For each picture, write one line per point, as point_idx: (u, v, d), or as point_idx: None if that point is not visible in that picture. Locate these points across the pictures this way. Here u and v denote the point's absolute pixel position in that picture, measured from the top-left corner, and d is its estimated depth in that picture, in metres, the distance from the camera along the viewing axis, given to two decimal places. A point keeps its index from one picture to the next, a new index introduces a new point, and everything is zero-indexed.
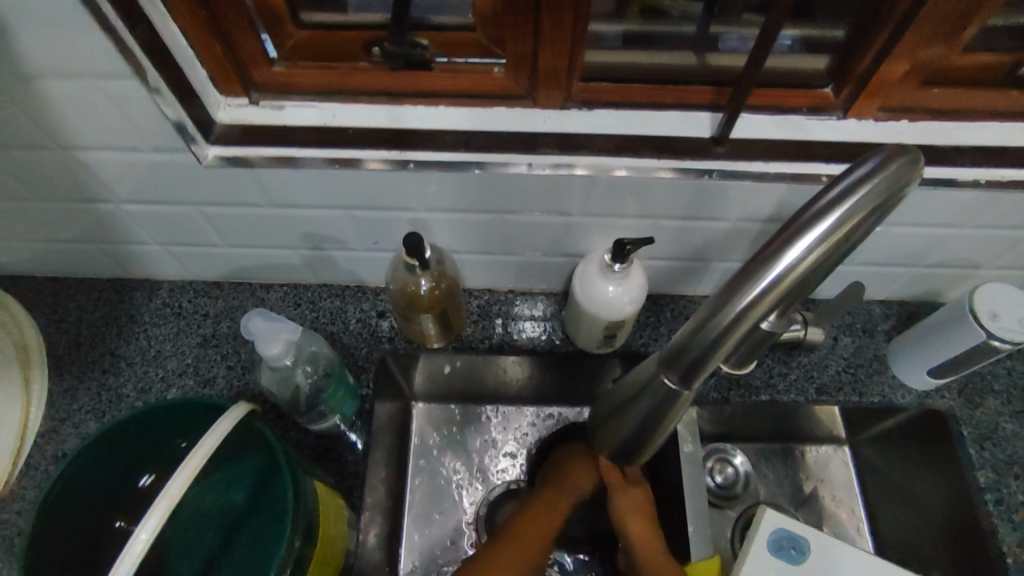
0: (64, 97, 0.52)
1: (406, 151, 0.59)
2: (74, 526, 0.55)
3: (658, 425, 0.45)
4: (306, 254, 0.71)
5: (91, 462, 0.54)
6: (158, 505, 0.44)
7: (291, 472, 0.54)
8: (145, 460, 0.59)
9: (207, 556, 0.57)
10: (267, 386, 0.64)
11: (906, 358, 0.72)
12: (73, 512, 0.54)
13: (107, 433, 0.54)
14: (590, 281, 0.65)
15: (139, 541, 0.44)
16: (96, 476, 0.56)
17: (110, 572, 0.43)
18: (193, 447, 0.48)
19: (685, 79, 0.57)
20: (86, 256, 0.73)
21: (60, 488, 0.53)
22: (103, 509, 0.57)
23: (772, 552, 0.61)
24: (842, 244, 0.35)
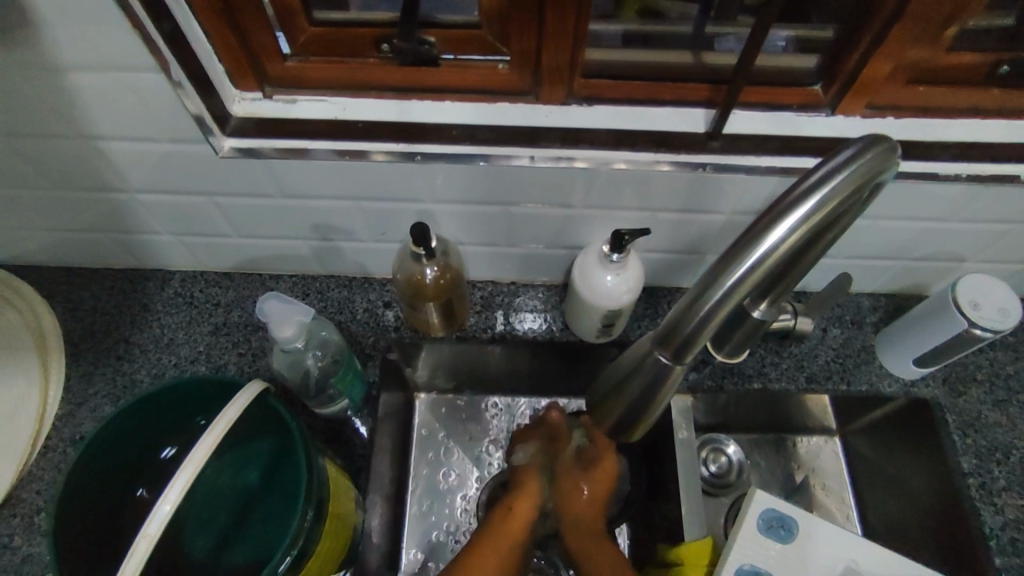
0: (89, 89, 0.55)
1: (414, 144, 0.61)
2: (94, 502, 0.57)
3: (652, 403, 0.47)
4: (314, 244, 0.74)
5: (111, 440, 0.57)
6: (184, 471, 0.47)
7: (304, 447, 0.56)
8: (162, 440, 0.61)
9: (221, 533, 0.60)
10: (278, 368, 0.67)
11: (894, 348, 0.74)
12: (95, 488, 0.56)
13: (127, 412, 0.57)
14: (589, 271, 0.67)
15: (167, 504, 0.46)
16: (115, 454, 0.58)
17: (139, 532, 0.45)
18: (216, 417, 0.50)
19: (681, 77, 0.60)
20: (100, 246, 0.75)
21: (83, 465, 0.55)
22: (122, 487, 0.59)
23: (762, 531, 0.63)
24: (820, 227, 0.38)
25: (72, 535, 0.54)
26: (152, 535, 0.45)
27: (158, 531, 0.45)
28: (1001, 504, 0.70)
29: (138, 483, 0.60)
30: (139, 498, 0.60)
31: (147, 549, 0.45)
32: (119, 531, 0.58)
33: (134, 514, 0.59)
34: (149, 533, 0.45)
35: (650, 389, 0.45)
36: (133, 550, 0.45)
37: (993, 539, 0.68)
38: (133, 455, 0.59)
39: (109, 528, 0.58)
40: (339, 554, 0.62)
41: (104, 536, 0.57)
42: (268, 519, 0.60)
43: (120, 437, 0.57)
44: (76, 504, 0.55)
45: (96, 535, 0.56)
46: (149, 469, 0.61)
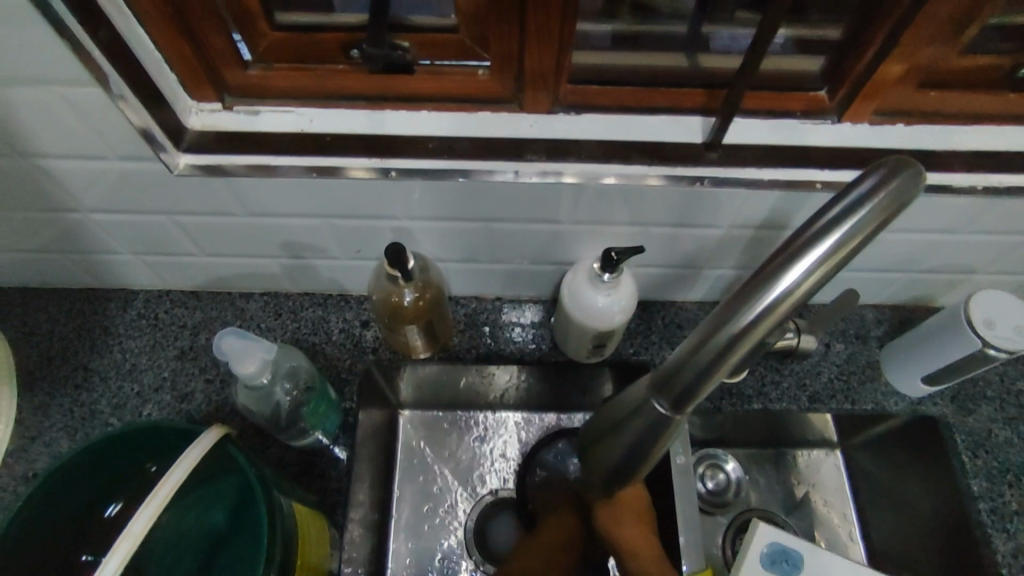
0: (21, 105, 0.49)
1: (388, 159, 0.56)
2: (38, 554, 0.52)
3: (647, 453, 0.43)
4: (286, 263, 0.68)
5: (58, 486, 0.52)
6: (120, 546, 0.44)
7: (264, 490, 0.52)
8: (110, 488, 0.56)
9: None
10: (245, 403, 0.61)
11: (899, 366, 0.71)
12: (29, 547, 0.51)
13: (78, 457, 0.52)
14: (578, 289, 0.63)
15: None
16: (56, 510, 0.53)
17: None
18: (160, 480, 0.47)
19: (676, 82, 0.56)
20: (53, 266, 0.70)
21: (26, 514, 0.50)
22: (67, 542, 0.54)
23: (766, 566, 0.60)
24: (840, 266, 0.34)
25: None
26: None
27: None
28: (1014, 529, 0.66)
29: (84, 541, 0.55)
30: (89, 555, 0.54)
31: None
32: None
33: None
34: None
35: (646, 436, 0.41)
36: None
37: (1006, 567, 0.64)
38: (79, 508, 0.55)
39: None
40: None
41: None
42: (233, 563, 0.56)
43: (58, 491, 0.52)
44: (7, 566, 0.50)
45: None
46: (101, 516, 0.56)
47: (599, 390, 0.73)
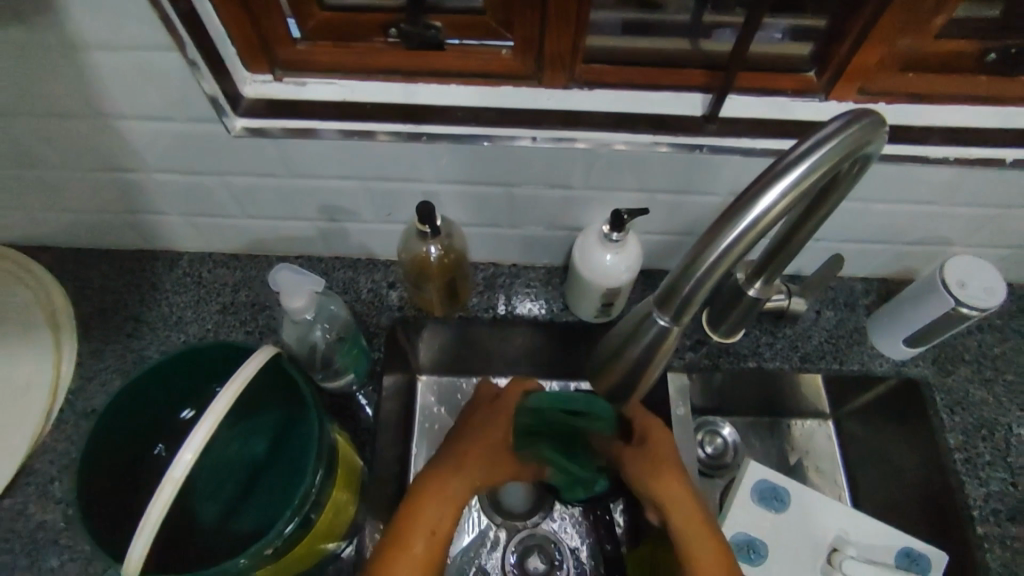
0: (105, 69, 0.56)
1: (420, 125, 0.63)
2: (116, 451, 0.57)
3: (651, 364, 0.48)
4: (322, 225, 0.75)
5: (137, 391, 0.57)
6: (204, 423, 0.44)
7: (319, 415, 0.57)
8: (182, 397, 0.61)
9: (232, 494, 0.63)
10: (287, 339, 0.68)
11: (883, 329, 0.77)
12: (110, 458, 0.56)
13: (157, 366, 0.56)
14: (588, 249, 0.69)
15: (185, 456, 0.44)
16: (129, 423, 0.58)
17: (151, 495, 0.43)
18: (231, 376, 0.48)
19: (678, 62, 0.63)
20: (109, 226, 0.76)
21: (110, 413, 0.55)
22: (140, 452, 0.60)
23: (756, 501, 0.68)
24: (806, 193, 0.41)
25: (99, 505, 0.54)
26: (176, 478, 0.43)
27: (185, 472, 0.43)
28: (985, 478, 0.72)
29: (157, 437, 0.61)
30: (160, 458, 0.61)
31: (173, 491, 0.43)
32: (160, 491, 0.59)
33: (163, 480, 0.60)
34: (174, 476, 0.43)
35: (652, 348, 0.47)
36: (155, 496, 0.43)
37: (977, 510, 0.70)
38: (146, 423, 0.60)
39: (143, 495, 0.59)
40: (347, 517, 0.66)
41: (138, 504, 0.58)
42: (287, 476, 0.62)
43: (129, 407, 0.57)
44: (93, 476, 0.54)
45: (127, 502, 0.57)
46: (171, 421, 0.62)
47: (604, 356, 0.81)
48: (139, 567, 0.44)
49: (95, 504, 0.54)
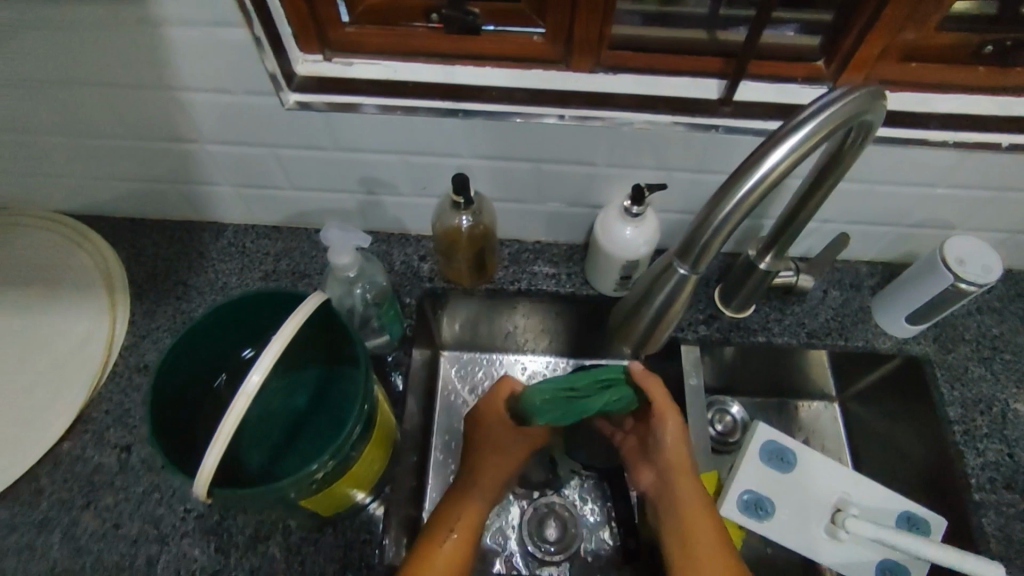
0: (177, 44, 0.61)
1: (458, 102, 0.68)
2: (184, 380, 0.62)
3: (671, 309, 0.55)
4: (361, 198, 0.81)
5: (206, 329, 0.62)
6: (272, 345, 0.49)
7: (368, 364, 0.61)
8: (245, 338, 0.66)
9: (281, 435, 0.68)
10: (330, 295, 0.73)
11: (887, 308, 0.81)
12: (179, 385, 0.61)
13: (226, 308, 0.61)
14: (609, 223, 0.74)
15: (255, 376, 0.48)
16: (198, 357, 0.63)
17: (229, 405, 0.47)
18: (297, 307, 0.53)
19: (696, 50, 0.68)
20: (162, 196, 0.82)
21: (182, 344, 0.60)
22: (204, 384, 0.65)
23: (763, 461, 0.72)
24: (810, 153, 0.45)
25: (167, 425, 0.59)
26: (250, 390, 0.47)
27: (256, 386, 0.47)
28: (982, 448, 0.76)
29: (220, 370, 0.66)
30: (220, 390, 0.66)
31: (246, 405, 0.47)
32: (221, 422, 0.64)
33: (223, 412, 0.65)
34: (247, 389, 0.47)
35: (673, 293, 0.53)
36: (231, 407, 0.47)
37: (973, 477, 0.74)
38: (212, 359, 0.65)
39: (204, 422, 0.64)
40: (376, 472, 0.67)
41: (199, 430, 0.63)
42: (334, 420, 0.67)
43: (199, 341, 0.62)
44: (165, 398, 0.60)
45: (190, 426, 0.63)
46: (234, 360, 0.67)
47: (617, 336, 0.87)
48: (212, 476, 0.48)
49: (164, 423, 0.59)
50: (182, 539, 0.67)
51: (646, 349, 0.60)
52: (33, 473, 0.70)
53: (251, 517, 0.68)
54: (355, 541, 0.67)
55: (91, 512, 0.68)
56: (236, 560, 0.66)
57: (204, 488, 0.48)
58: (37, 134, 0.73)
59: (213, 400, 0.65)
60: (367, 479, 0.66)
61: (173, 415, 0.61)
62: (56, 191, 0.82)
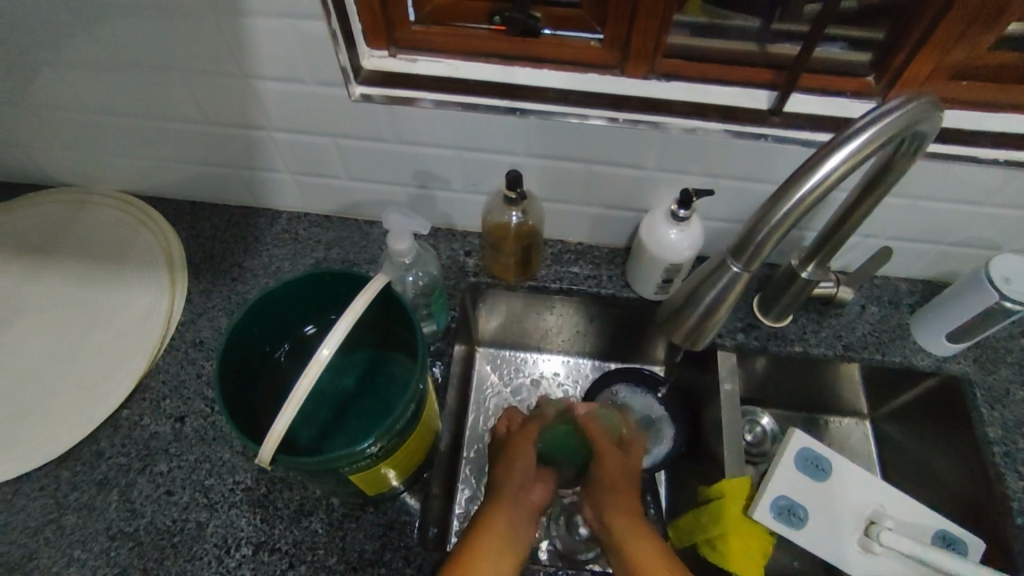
0: (259, 35, 0.65)
1: (516, 102, 0.71)
2: (250, 346, 0.65)
3: (724, 302, 0.56)
4: (413, 191, 0.84)
5: (277, 301, 0.65)
6: (344, 319, 0.52)
7: (424, 354, 0.63)
8: (308, 315, 0.69)
9: (330, 410, 0.70)
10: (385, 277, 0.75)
11: (926, 324, 0.81)
12: (244, 356, 0.64)
13: (298, 283, 0.64)
14: (655, 226, 0.76)
15: (326, 348, 0.50)
16: (262, 329, 0.66)
17: (301, 375, 0.49)
18: (364, 288, 0.56)
19: (749, 60, 0.69)
20: (224, 181, 0.86)
21: (256, 311, 0.63)
22: (265, 354, 0.68)
23: (799, 467, 0.73)
24: (864, 162, 0.46)
25: (232, 394, 0.62)
26: (323, 361, 0.49)
27: (329, 357, 0.50)
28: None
29: (282, 343, 0.69)
30: (280, 362, 0.69)
31: (317, 374, 0.50)
32: (280, 393, 0.67)
33: (281, 383, 0.68)
34: (320, 359, 0.49)
35: (731, 285, 0.54)
36: (305, 373, 0.49)
37: (1015, 500, 0.73)
38: (274, 333, 0.68)
39: (265, 393, 0.67)
40: (417, 461, 0.69)
41: (259, 399, 0.66)
42: (386, 399, 0.70)
43: (264, 315, 0.65)
44: (232, 361, 0.63)
45: (250, 395, 0.66)
46: (295, 333, 0.69)
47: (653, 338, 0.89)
48: (278, 441, 0.50)
49: (229, 388, 0.62)
50: (231, 508, 0.69)
51: (692, 345, 0.62)
52: (94, 436, 0.74)
53: (296, 493, 0.70)
54: (396, 521, 0.69)
55: (146, 477, 0.71)
56: (281, 532, 0.68)
57: (269, 452, 0.50)
58: (117, 115, 0.77)
59: (272, 372, 0.68)
60: (409, 465, 0.67)
61: (237, 384, 0.64)
62: (127, 171, 0.87)
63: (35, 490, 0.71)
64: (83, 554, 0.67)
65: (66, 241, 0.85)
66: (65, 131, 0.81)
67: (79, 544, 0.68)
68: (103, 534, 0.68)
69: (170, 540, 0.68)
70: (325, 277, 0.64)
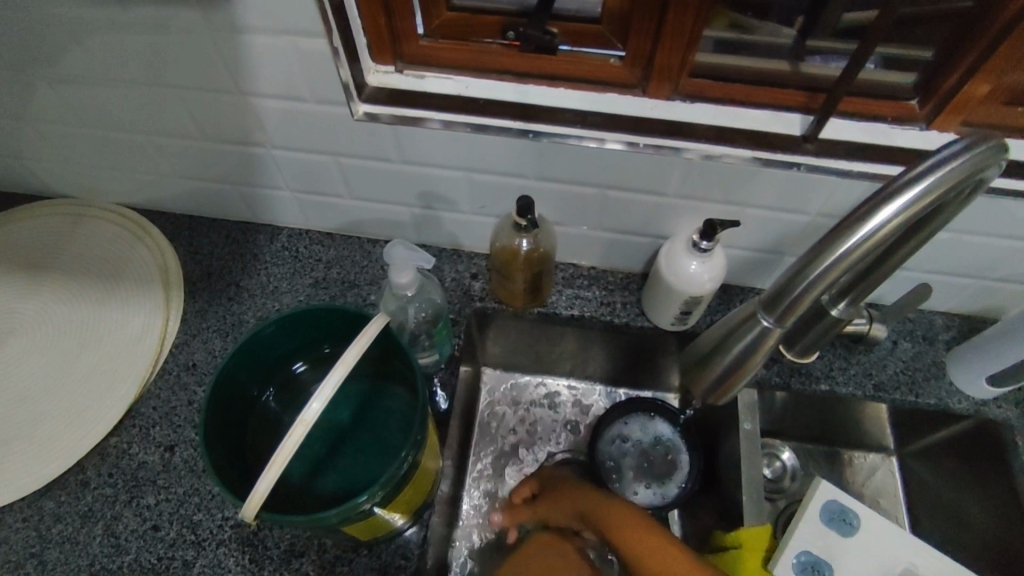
0: (257, 49, 0.61)
1: (529, 123, 0.66)
2: (239, 383, 0.61)
3: (755, 351, 0.54)
4: (418, 212, 0.80)
5: (268, 335, 0.61)
6: (335, 371, 0.49)
7: (423, 394, 0.58)
8: (303, 348, 0.65)
9: (323, 447, 0.66)
10: (383, 307, 0.71)
11: (964, 364, 0.76)
12: (230, 399, 0.61)
13: (292, 317, 0.60)
14: (675, 256, 0.72)
15: (315, 403, 0.47)
16: (250, 368, 0.62)
17: (288, 432, 0.46)
18: (361, 331, 0.52)
19: (783, 82, 0.64)
20: (224, 196, 0.82)
21: (244, 347, 0.59)
22: (256, 389, 0.64)
23: (824, 521, 0.68)
24: (918, 214, 0.43)
25: (218, 440, 0.58)
26: (310, 418, 0.46)
27: (316, 414, 0.47)
28: None
29: (273, 378, 0.65)
30: (269, 404, 0.65)
31: (304, 432, 0.47)
32: (271, 437, 0.64)
33: (273, 425, 0.64)
34: (307, 418, 0.46)
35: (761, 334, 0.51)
36: (290, 433, 0.46)
37: None
38: (264, 370, 0.64)
39: (255, 435, 0.63)
40: (417, 502, 0.65)
41: (249, 444, 0.63)
42: (385, 436, 0.66)
43: (254, 351, 0.61)
44: (219, 400, 0.59)
45: (241, 434, 0.62)
46: (289, 366, 0.66)
47: (664, 369, 0.85)
48: (263, 500, 0.47)
49: (216, 430, 0.58)
50: (218, 547, 0.66)
51: (718, 393, 0.61)
52: (80, 465, 0.71)
53: (287, 532, 0.67)
54: (390, 566, 0.66)
55: (132, 510, 0.68)
56: (270, 574, 0.65)
57: (253, 511, 0.47)
58: (112, 128, 0.74)
59: (264, 408, 0.65)
60: (407, 509, 0.63)
61: (226, 428, 0.60)
62: (124, 184, 0.83)
63: (18, 521, 0.68)
64: None
65: (60, 256, 0.82)
66: (60, 143, 0.77)
67: None
68: (85, 570, 0.65)
69: None
70: (316, 312, 0.60)
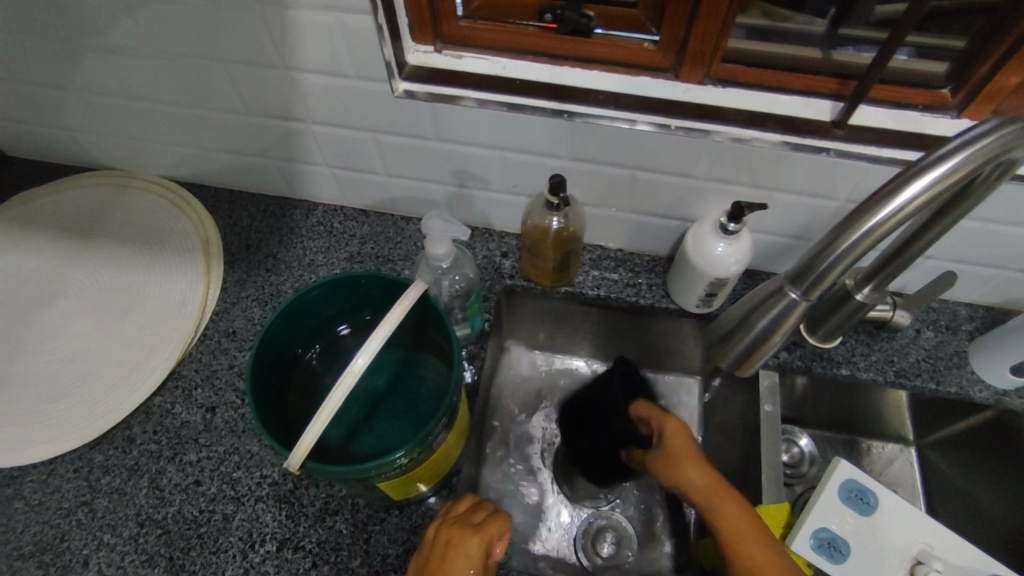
0: (305, 24, 0.63)
1: (564, 104, 0.68)
2: (283, 345, 0.64)
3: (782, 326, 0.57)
4: (451, 190, 0.82)
5: (311, 300, 0.64)
6: (380, 329, 0.51)
7: (459, 360, 0.61)
8: (343, 314, 0.68)
9: (359, 411, 0.69)
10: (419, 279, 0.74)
11: (986, 354, 0.76)
12: (275, 358, 0.64)
13: (332, 283, 0.63)
14: (702, 239, 0.73)
15: (361, 358, 0.50)
16: (294, 330, 0.65)
17: (335, 387, 0.49)
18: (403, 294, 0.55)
19: (815, 69, 0.65)
20: (264, 171, 0.85)
21: (289, 309, 0.62)
22: (299, 352, 0.67)
23: (842, 499, 0.70)
24: (945, 192, 0.44)
25: (264, 398, 0.61)
26: (357, 371, 0.49)
27: (363, 368, 0.50)
28: None
29: (313, 342, 0.68)
30: (309, 366, 0.68)
31: (352, 384, 0.49)
32: (310, 397, 0.67)
33: (312, 387, 0.67)
34: (354, 370, 0.49)
35: None
36: (337, 384, 0.49)
37: None
38: (307, 334, 0.67)
39: (296, 396, 0.66)
40: (449, 465, 0.68)
41: (290, 402, 0.66)
42: (417, 403, 0.69)
43: (298, 315, 0.64)
44: (265, 360, 0.62)
45: (283, 394, 0.65)
46: (331, 331, 0.69)
47: (685, 351, 0.87)
48: (309, 449, 0.49)
49: (263, 387, 0.61)
50: (256, 503, 0.69)
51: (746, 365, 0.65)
52: (126, 422, 0.74)
53: (321, 492, 0.70)
54: (420, 526, 0.68)
55: (175, 465, 0.72)
56: (305, 530, 0.68)
57: (299, 460, 0.49)
58: (160, 102, 0.77)
59: (303, 372, 0.68)
60: (436, 473, 0.66)
61: (270, 386, 0.63)
62: (169, 157, 0.87)
63: (68, 471, 0.72)
64: (113, 539, 0.68)
65: (108, 225, 0.86)
66: (110, 116, 0.81)
67: (109, 528, 0.69)
68: (131, 520, 0.69)
69: (196, 530, 0.68)
70: (359, 279, 0.63)
